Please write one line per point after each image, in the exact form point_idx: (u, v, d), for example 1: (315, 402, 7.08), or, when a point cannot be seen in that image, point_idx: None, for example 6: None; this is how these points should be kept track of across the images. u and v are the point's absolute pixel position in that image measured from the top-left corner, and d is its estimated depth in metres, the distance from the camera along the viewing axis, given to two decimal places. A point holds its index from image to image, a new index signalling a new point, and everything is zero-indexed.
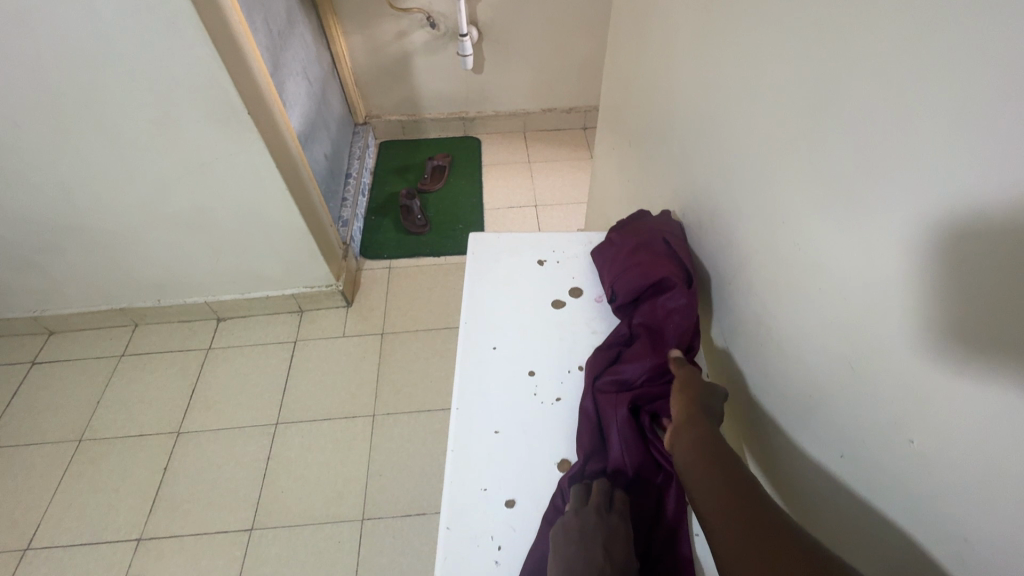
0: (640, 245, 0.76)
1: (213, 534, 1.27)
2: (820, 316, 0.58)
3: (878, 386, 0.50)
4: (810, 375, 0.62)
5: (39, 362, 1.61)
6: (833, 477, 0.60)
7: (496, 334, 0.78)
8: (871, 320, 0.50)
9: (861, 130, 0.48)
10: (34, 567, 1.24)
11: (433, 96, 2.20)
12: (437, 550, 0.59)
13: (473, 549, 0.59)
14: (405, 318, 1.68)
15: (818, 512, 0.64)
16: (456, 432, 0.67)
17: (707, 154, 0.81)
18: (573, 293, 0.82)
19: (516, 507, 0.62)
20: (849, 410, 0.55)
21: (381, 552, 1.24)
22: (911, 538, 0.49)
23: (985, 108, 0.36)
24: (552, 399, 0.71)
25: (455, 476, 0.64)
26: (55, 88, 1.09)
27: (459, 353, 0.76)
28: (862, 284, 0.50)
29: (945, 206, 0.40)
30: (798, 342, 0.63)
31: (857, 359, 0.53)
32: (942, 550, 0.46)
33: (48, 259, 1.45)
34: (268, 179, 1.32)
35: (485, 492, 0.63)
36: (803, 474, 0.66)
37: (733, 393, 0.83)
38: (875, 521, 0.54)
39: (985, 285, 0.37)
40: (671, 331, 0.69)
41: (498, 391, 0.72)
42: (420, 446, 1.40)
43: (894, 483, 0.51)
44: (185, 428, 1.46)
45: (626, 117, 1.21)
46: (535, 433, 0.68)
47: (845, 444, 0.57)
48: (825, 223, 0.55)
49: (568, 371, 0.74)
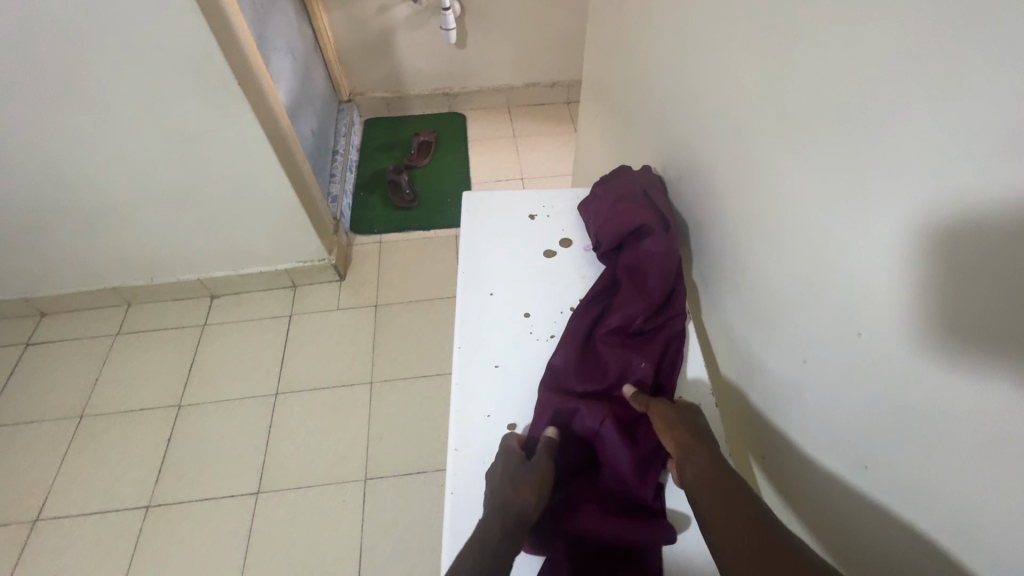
0: (622, 197, 0.81)
1: (220, 499, 1.32)
2: (812, 268, 0.61)
3: (869, 336, 0.54)
4: (798, 329, 0.66)
5: (33, 343, 1.62)
6: (810, 411, 0.66)
7: (492, 281, 0.82)
8: (861, 269, 0.53)
9: (835, 80, 0.53)
10: (46, 536, 1.27)
11: (417, 71, 2.20)
12: (447, 467, 0.66)
13: (481, 465, 0.66)
14: (398, 290, 1.72)
15: (800, 445, 0.70)
16: (459, 368, 0.73)
17: (687, 111, 0.86)
18: (563, 243, 0.87)
19: (517, 430, 0.69)
20: (835, 355, 0.59)
21: (385, 508, 1.30)
22: (884, 468, 0.55)
23: (973, 64, 0.39)
24: (547, 336, 0.77)
25: (460, 406, 0.70)
26: (42, 63, 1.09)
27: (458, 299, 0.81)
28: (856, 238, 0.53)
29: (945, 169, 0.42)
30: (786, 297, 0.67)
31: (846, 307, 0.56)
32: (903, 457, 0.52)
33: (39, 239, 1.46)
34: (260, 152, 1.33)
35: (489, 418, 0.69)
36: (776, 395, 0.73)
37: (716, 338, 0.89)
38: (852, 457, 0.60)
39: (978, 248, 0.40)
40: (654, 272, 0.73)
41: (497, 332, 0.77)
42: (417, 410, 1.45)
43: (872, 421, 0.56)
44: (186, 401, 1.49)
45: (608, 84, 1.26)
46: (533, 367, 0.74)
47: (811, 358, 0.64)
48: (818, 177, 0.57)
49: (561, 312, 0.79)
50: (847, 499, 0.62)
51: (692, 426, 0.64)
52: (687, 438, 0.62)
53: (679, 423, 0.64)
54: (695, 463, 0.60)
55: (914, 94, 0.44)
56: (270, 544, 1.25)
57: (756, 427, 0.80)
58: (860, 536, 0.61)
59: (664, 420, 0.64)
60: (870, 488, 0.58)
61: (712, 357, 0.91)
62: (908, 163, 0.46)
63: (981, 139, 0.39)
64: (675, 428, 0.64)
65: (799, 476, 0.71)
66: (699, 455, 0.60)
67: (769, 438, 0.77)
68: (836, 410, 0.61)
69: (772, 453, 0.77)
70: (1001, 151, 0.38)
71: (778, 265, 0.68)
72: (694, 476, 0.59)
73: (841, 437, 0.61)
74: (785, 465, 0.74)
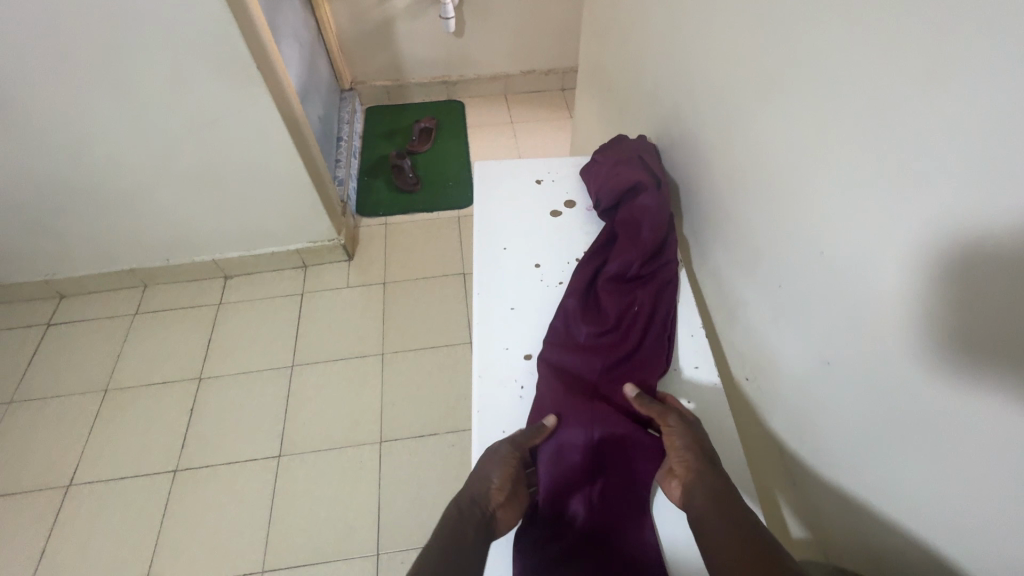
0: (619, 161, 0.90)
1: (244, 461, 1.40)
2: (806, 237, 0.66)
3: (861, 303, 0.58)
4: (796, 300, 0.70)
5: (54, 323, 1.68)
6: (803, 374, 0.71)
7: (505, 237, 0.92)
8: (855, 241, 0.57)
9: (808, 50, 0.61)
10: (80, 499, 1.35)
11: (417, 60, 2.28)
12: (473, 389, 0.77)
13: (502, 387, 0.77)
14: (404, 268, 1.80)
15: (785, 397, 0.76)
16: (479, 308, 0.84)
17: (680, 85, 0.94)
18: (568, 203, 0.97)
19: (532, 359, 0.79)
20: (823, 315, 0.65)
21: (400, 467, 1.38)
22: (867, 426, 0.61)
23: (949, 48, 0.44)
24: (556, 283, 0.86)
25: (482, 340, 0.81)
26: (72, 48, 1.16)
27: (475, 252, 0.91)
28: (852, 213, 0.57)
29: (936, 148, 0.46)
30: (783, 267, 0.72)
31: (837, 274, 0.61)
32: (889, 420, 0.57)
33: (63, 221, 1.52)
34: (275, 133, 1.41)
35: (508, 350, 0.80)
36: (757, 326, 0.81)
37: (708, 294, 0.98)
38: (838, 415, 0.65)
39: (964, 225, 0.45)
40: (647, 223, 0.82)
41: (511, 279, 0.87)
42: (427, 378, 1.54)
43: (859, 382, 0.61)
44: (207, 374, 1.56)
45: (604, 65, 1.34)
46: (545, 307, 0.84)
47: (783, 280, 0.72)
48: (818, 152, 0.61)
49: (569, 262, 0.89)
50: (822, 430, 0.69)
51: (700, 447, 0.66)
52: (695, 461, 0.64)
53: (689, 447, 0.65)
54: (708, 480, 0.62)
55: (867, 44, 0.52)
56: (293, 501, 1.33)
57: (741, 376, 0.89)
58: (836, 462, 0.67)
59: (679, 440, 0.67)
60: (849, 437, 0.64)
61: (704, 311, 1.00)
62: (851, 90, 0.55)
63: (926, 75, 0.46)
64: (687, 453, 0.65)
65: (777, 404, 0.79)
66: (707, 472, 0.63)
67: (753, 384, 0.85)
68: (802, 321, 0.69)
69: (754, 395, 0.85)
70: (924, 58, 0.46)
71: (756, 205, 0.77)
72: (702, 501, 0.60)
73: (806, 345, 0.69)
74: (767, 409, 0.82)
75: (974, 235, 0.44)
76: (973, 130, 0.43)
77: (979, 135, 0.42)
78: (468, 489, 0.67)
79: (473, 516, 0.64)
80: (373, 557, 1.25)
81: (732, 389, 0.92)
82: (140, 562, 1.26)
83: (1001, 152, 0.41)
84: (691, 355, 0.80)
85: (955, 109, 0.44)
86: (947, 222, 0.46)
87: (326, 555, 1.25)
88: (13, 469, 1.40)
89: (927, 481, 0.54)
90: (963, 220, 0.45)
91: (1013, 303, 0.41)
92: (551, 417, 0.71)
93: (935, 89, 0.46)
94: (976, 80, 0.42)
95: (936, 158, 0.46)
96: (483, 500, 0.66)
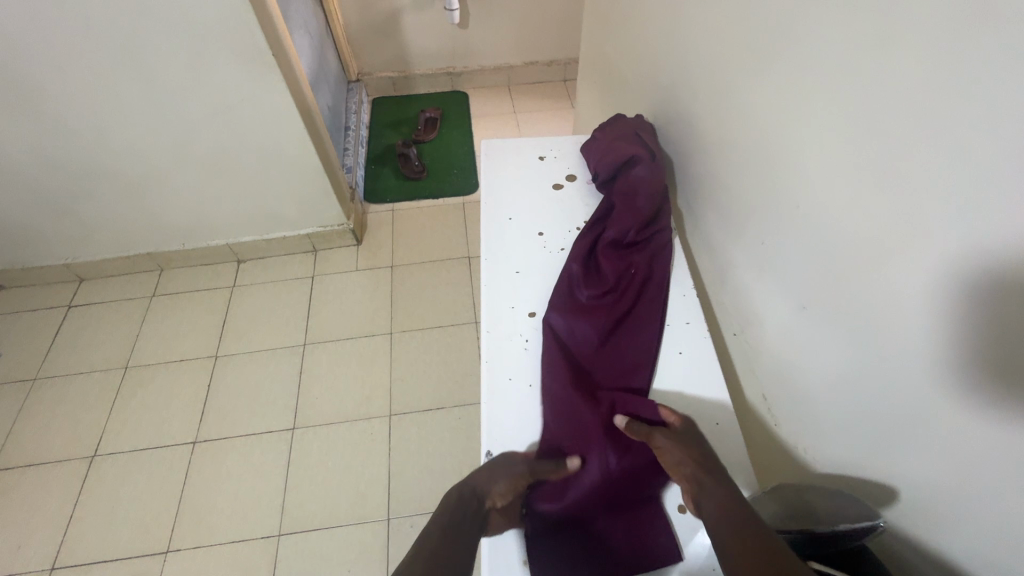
0: (618, 137, 0.97)
1: (260, 434, 1.46)
2: (789, 195, 0.72)
3: (834, 247, 0.64)
4: (780, 256, 0.76)
5: (75, 305, 1.75)
6: (785, 325, 0.77)
7: (511, 208, 1.00)
8: (833, 191, 0.63)
9: (795, 26, 0.66)
10: (105, 469, 1.42)
11: (422, 51, 2.33)
12: (481, 342, 0.84)
13: (508, 341, 0.83)
14: (411, 253, 1.86)
15: (769, 351, 0.82)
16: (488, 271, 0.91)
17: (677, 67, 1.00)
18: (569, 178, 1.05)
19: (536, 316, 0.86)
20: (803, 265, 0.71)
21: (409, 439, 1.44)
22: (839, 364, 0.66)
23: (919, 13, 0.49)
24: (558, 249, 0.93)
25: (490, 300, 0.88)
26: (97, 36, 1.21)
27: (483, 222, 0.98)
28: (831, 168, 0.63)
29: (904, 103, 0.52)
30: (770, 225, 0.77)
31: (815, 223, 0.67)
32: (860, 354, 0.63)
33: (85, 204, 1.59)
34: (289, 119, 1.46)
35: (514, 308, 0.87)
36: (741, 286, 0.88)
37: (699, 262, 1.04)
38: (816, 358, 0.71)
39: (931, 167, 0.50)
40: (643, 192, 0.89)
41: (517, 245, 0.94)
42: (435, 356, 1.60)
43: (834, 323, 0.66)
44: (222, 352, 1.63)
45: (605, 52, 1.39)
46: (548, 269, 0.91)
47: (764, 238, 0.79)
48: (803, 118, 0.67)
49: (570, 231, 0.96)
50: (800, 374, 0.75)
51: (701, 458, 0.66)
52: (699, 474, 0.65)
53: (690, 461, 0.66)
54: (713, 491, 0.62)
55: (847, 17, 0.57)
56: (307, 471, 1.39)
57: (729, 336, 0.94)
58: (813, 404, 0.73)
59: (676, 457, 0.67)
60: (823, 377, 0.70)
61: (699, 280, 1.06)
62: (832, 60, 0.60)
63: (899, 41, 0.51)
64: (689, 466, 0.66)
65: (761, 358, 0.84)
66: (712, 481, 0.63)
67: (740, 342, 0.91)
68: (779, 272, 0.76)
69: (741, 353, 0.91)
70: (898, 25, 0.51)
71: (743, 173, 0.83)
72: (713, 510, 0.60)
73: (783, 296, 0.76)
74: (753, 365, 0.87)
75: (935, 171, 0.50)
76: (928, 83, 0.49)
77: (933, 88, 0.49)
78: (469, 478, 0.69)
79: (472, 504, 0.66)
80: (384, 522, 1.31)
81: (722, 353, 0.97)
82: (163, 527, 1.32)
83: (949, 99, 0.47)
84: (683, 312, 0.86)
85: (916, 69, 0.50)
86: (915, 163, 0.51)
87: (339, 520, 1.32)
88: (40, 441, 1.47)
89: (891, 406, 0.59)
90: (931, 162, 0.50)
91: (954, 223, 0.48)
92: (553, 366, 0.78)
93: (905, 51, 0.51)
94: (941, 43, 0.47)
95: (905, 112, 0.52)
96: (483, 491, 0.67)
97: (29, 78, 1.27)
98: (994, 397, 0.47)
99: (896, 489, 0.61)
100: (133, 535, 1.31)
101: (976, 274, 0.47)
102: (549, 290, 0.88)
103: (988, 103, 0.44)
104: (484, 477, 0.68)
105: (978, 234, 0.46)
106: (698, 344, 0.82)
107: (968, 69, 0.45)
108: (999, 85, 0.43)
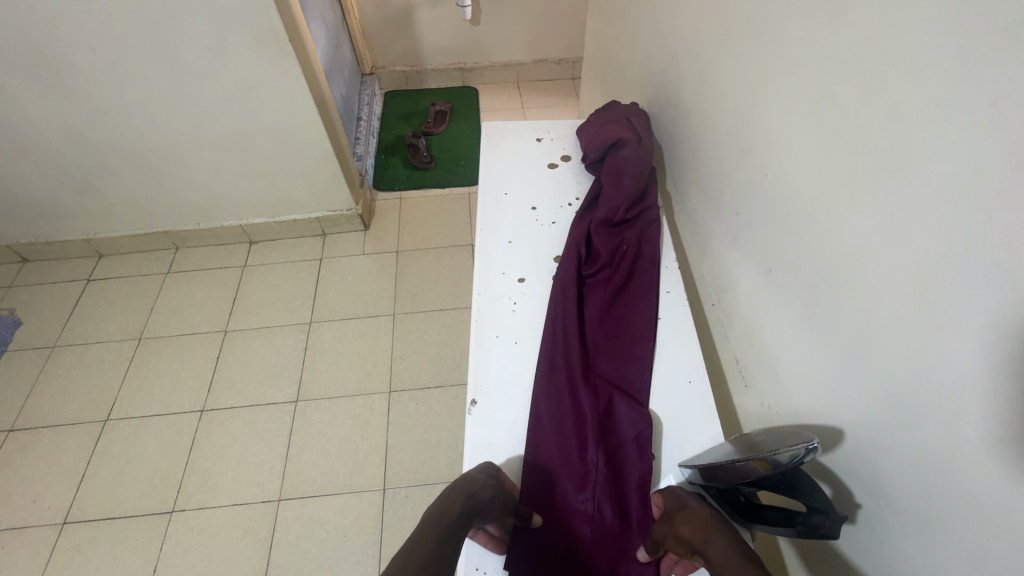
0: (610, 121, 1.07)
1: (265, 405, 1.52)
2: (757, 166, 0.77)
3: (791, 204, 0.69)
4: (750, 220, 0.81)
5: (93, 279, 1.83)
6: (753, 287, 0.81)
7: (506, 185, 1.11)
8: (794, 154, 0.68)
9: (770, 12, 0.70)
10: (115, 433, 1.48)
11: (434, 46, 2.40)
12: (473, 302, 0.93)
13: (498, 303, 0.93)
14: (417, 239, 1.92)
15: (740, 314, 0.87)
16: (481, 241, 1.01)
17: (668, 55, 1.04)
18: (563, 158, 1.16)
19: (525, 282, 0.95)
20: (768, 225, 0.76)
21: (407, 414, 1.49)
22: (794, 313, 0.71)
23: None
24: (550, 222, 1.04)
25: (483, 266, 0.98)
26: (125, 19, 1.28)
27: (481, 196, 1.09)
28: (792, 135, 0.68)
29: (855, 76, 0.56)
30: (742, 194, 0.82)
31: (775, 185, 0.73)
32: (810, 302, 0.68)
33: (107, 180, 1.66)
34: (302, 102, 1.53)
35: (504, 274, 0.96)
36: (717, 254, 0.93)
37: (684, 235, 1.09)
38: (776, 312, 0.75)
39: (876, 125, 0.54)
40: (630, 170, 0.98)
41: (510, 219, 1.04)
42: (435, 337, 1.65)
43: (788, 275, 0.72)
44: (231, 327, 1.69)
45: (606, 43, 1.44)
46: (539, 241, 1.01)
47: (737, 208, 0.84)
48: (772, 96, 0.71)
49: (561, 206, 1.07)
50: (765, 333, 0.79)
51: (698, 525, 0.64)
52: (700, 535, 0.63)
53: (691, 531, 0.64)
54: (712, 568, 0.61)
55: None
56: (307, 441, 1.44)
57: (707, 305, 0.99)
58: (775, 358, 0.77)
59: (675, 542, 0.65)
60: (781, 330, 0.75)
61: (683, 257, 1.10)
62: (801, 46, 0.64)
63: (855, 22, 0.55)
64: (684, 535, 0.64)
65: (733, 322, 0.89)
66: (713, 550, 0.62)
67: (716, 308, 0.96)
68: (750, 238, 0.81)
69: (718, 322, 0.95)
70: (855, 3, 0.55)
71: (722, 151, 0.87)
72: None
73: (752, 262, 0.81)
74: (728, 331, 0.91)
75: (878, 130, 0.54)
76: (877, 56, 0.53)
77: (879, 60, 0.53)
78: (472, 491, 0.67)
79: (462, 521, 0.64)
80: (380, 493, 1.36)
81: (703, 326, 1.01)
82: (169, 488, 1.38)
83: (890, 70, 0.51)
84: (664, 282, 0.95)
85: (866, 36, 0.54)
86: (860, 121, 0.56)
87: (337, 488, 1.37)
88: (57, 405, 1.53)
89: (832, 343, 0.64)
90: (875, 122, 0.54)
91: (889, 162, 0.53)
92: (549, 332, 0.86)
93: (861, 32, 0.55)
94: (889, 23, 0.51)
95: (856, 87, 0.56)
96: (483, 508, 0.66)
97: (60, 58, 1.34)
98: (922, 324, 0.51)
99: (840, 428, 0.64)
100: (141, 494, 1.37)
101: (907, 206, 0.51)
102: (536, 260, 0.98)
103: (920, 62, 0.48)
104: (487, 497, 0.66)
105: (903, 168, 0.51)
106: (669, 311, 0.91)
107: (908, 40, 0.49)
108: (933, 56, 0.47)
